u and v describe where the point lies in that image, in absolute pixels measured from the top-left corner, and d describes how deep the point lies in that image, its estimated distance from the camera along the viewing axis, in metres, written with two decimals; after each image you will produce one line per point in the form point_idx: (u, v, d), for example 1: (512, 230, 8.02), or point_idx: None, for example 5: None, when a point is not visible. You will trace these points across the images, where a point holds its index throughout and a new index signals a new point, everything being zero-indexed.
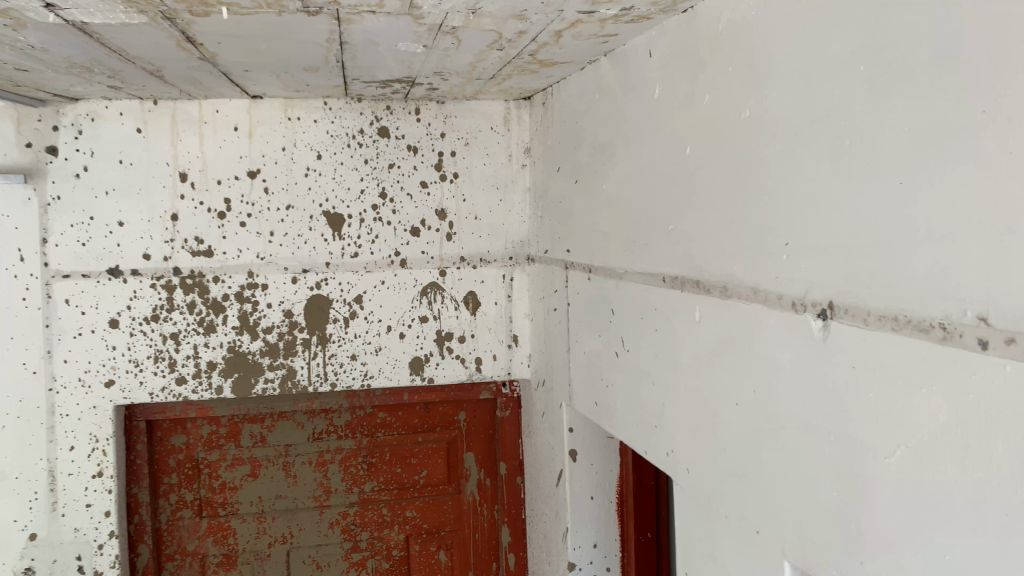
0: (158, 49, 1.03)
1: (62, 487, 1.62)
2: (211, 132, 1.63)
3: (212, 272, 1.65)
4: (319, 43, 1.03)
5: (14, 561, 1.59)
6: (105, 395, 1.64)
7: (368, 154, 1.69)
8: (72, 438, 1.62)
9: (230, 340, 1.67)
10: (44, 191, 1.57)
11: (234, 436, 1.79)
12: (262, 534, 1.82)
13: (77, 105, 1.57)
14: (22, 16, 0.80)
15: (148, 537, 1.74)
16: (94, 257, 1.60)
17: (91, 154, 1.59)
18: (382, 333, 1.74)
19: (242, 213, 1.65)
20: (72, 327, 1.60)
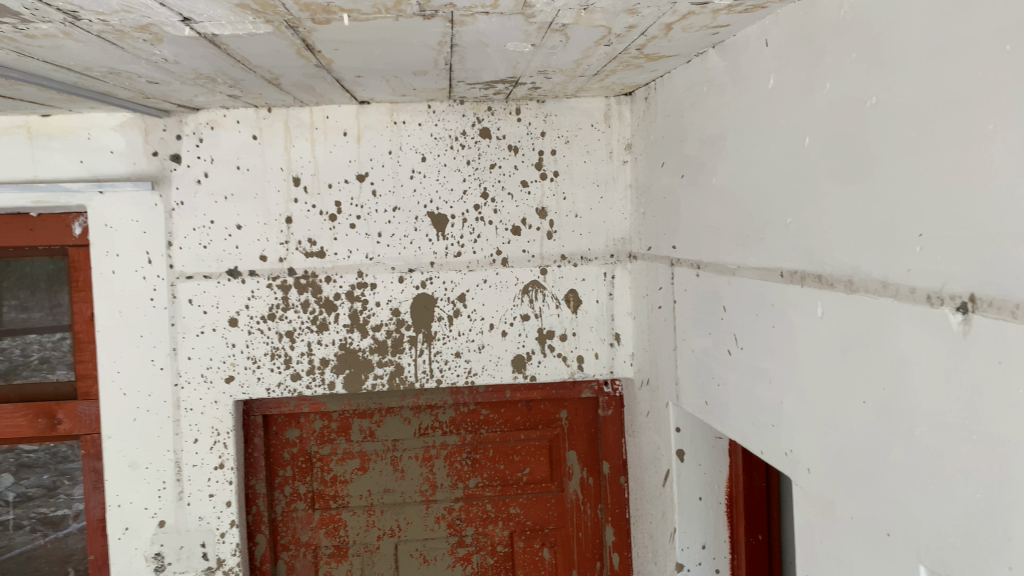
0: (279, 57, 1.07)
1: (188, 477, 1.71)
2: (322, 137, 1.68)
3: (324, 272, 1.71)
4: (431, 46, 1.05)
5: (145, 546, 1.71)
6: (225, 390, 1.72)
7: (471, 155, 1.71)
8: (195, 431, 1.71)
9: (341, 337, 1.73)
10: (168, 197, 1.67)
11: (344, 430, 1.85)
12: (371, 527, 1.87)
13: (198, 114, 1.66)
14: (163, 31, 0.85)
15: (265, 527, 1.82)
16: (215, 259, 1.69)
17: (212, 160, 1.67)
18: (485, 332, 1.75)
19: (351, 215, 1.71)
20: (195, 325, 1.70)
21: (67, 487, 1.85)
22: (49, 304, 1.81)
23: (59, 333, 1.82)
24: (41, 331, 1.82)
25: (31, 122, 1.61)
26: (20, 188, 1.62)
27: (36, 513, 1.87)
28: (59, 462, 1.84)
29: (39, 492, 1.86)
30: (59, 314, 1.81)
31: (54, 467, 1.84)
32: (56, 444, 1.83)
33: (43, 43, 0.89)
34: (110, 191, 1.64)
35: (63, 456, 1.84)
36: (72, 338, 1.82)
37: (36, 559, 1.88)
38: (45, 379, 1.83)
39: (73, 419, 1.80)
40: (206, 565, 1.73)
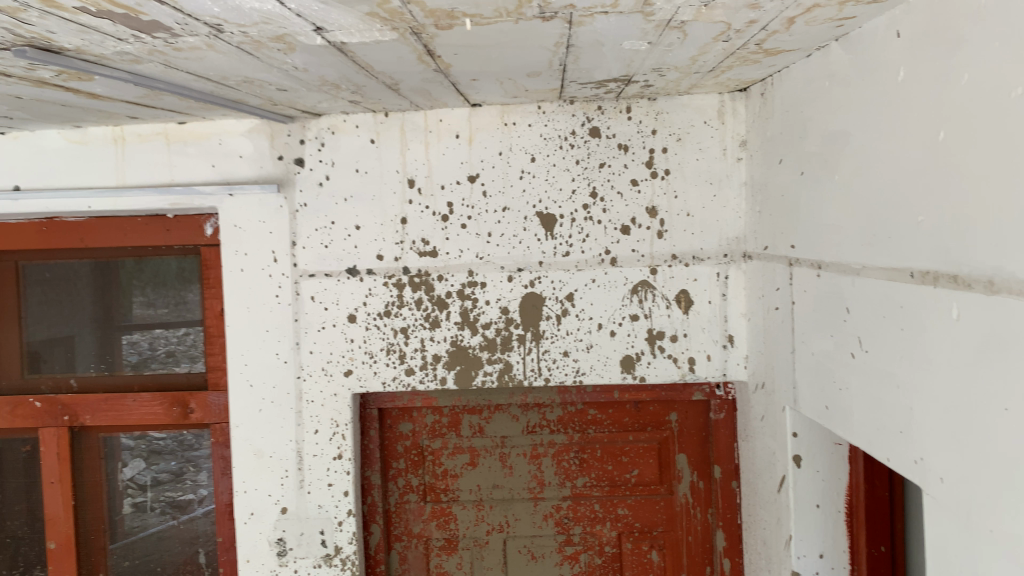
0: (400, 63, 1.10)
1: (308, 466, 1.79)
2: (435, 139, 1.73)
3: (436, 271, 1.75)
4: (548, 47, 1.05)
5: (269, 531, 1.80)
6: (344, 383, 1.78)
7: (580, 154, 1.71)
8: (316, 422, 1.79)
9: (452, 335, 1.76)
10: (292, 199, 1.76)
11: (455, 425, 1.89)
12: (481, 522, 1.90)
13: (320, 120, 1.74)
14: (297, 41, 0.90)
15: (379, 517, 1.88)
16: (335, 258, 1.76)
17: (333, 164, 1.75)
18: (594, 331, 1.74)
19: (463, 216, 1.74)
20: (316, 321, 1.77)
21: (192, 473, 1.98)
22: (175, 299, 1.97)
23: (183, 329, 1.97)
24: (167, 325, 1.97)
25: (169, 130, 1.77)
26: (160, 192, 1.76)
27: (165, 497, 2.01)
28: (185, 449, 1.97)
29: (167, 477, 1.99)
30: (185, 310, 1.97)
31: (181, 454, 1.98)
32: (182, 432, 1.97)
33: (188, 55, 0.95)
34: (239, 194, 1.75)
35: (189, 445, 1.97)
36: (196, 333, 1.97)
37: (166, 539, 2.01)
38: (176, 368, 1.97)
39: (204, 409, 1.91)
40: (324, 552, 1.80)
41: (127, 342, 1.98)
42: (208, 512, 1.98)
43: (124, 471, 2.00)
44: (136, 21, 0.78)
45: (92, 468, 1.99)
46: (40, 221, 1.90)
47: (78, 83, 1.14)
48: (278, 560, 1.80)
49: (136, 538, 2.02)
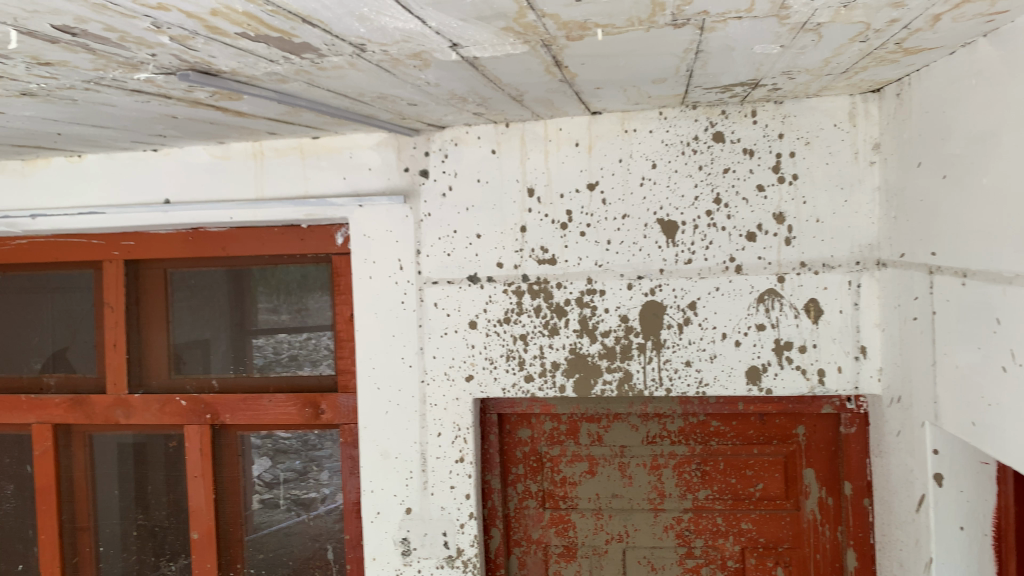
0: (528, 74, 1.12)
1: (431, 468, 1.84)
2: (555, 148, 1.74)
3: (555, 279, 1.76)
4: (676, 54, 1.05)
5: (394, 531, 1.86)
6: (466, 388, 1.82)
7: (703, 160, 1.69)
8: (439, 425, 1.83)
9: (571, 342, 1.76)
10: (417, 209, 1.82)
11: (573, 433, 1.89)
12: (600, 530, 1.90)
13: (444, 132, 1.79)
14: (433, 57, 0.93)
15: (499, 521, 1.91)
16: (458, 265, 1.81)
17: (455, 174, 1.80)
18: (717, 341, 1.71)
19: (582, 223, 1.75)
20: (439, 327, 1.82)
21: (315, 472, 2.08)
22: (297, 306, 2.09)
23: (306, 333, 2.08)
24: (289, 330, 2.09)
25: (303, 144, 1.87)
26: (295, 204, 1.87)
27: (290, 494, 2.11)
28: (309, 449, 2.08)
29: (292, 475, 2.10)
30: (305, 316, 2.08)
31: (305, 453, 2.08)
32: (307, 432, 2.07)
33: (331, 74, 1.00)
34: (368, 205, 1.83)
35: (312, 444, 2.07)
36: (316, 337, 2.08)
37: (292, 535, 2.11)
38: (300, 369, 2.08)
39: (334, 409, 1.99)
40: (447, 553, 1.84)
41: (255, 346, 2.12)
42: (330, 510, 2.08)
43: (252, 468, 2.11)
44: (289, 43, 0.83)
45: (230, 464, 2.11)
46: (187, 231, 2.04)
47: (228, 103, 1.22)
48: (403, 559, 1.86)
49: (264, 533, 2.12)
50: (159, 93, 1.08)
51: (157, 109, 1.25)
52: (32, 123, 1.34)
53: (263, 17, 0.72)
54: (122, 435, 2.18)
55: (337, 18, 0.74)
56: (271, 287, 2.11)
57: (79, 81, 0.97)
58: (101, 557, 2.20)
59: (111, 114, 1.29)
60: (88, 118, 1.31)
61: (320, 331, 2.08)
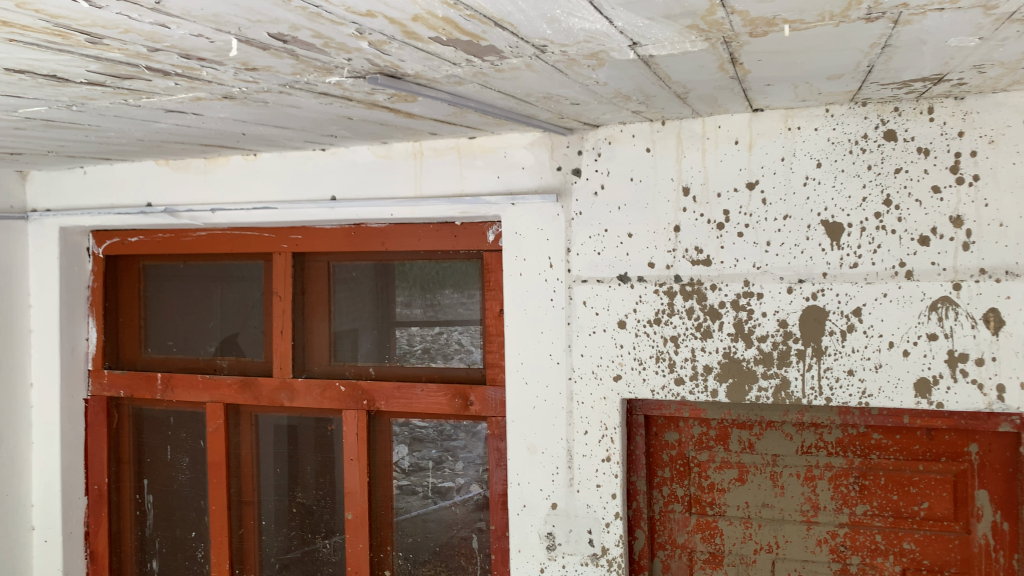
0: (699, 72, 1.11)
1: (577, 466, 1.85)
2: (713, 147, 1.71)
3: (709, 280, 1.72)
4: (861, 49, 1.00)
5: (540, 525, 1.89)
6: (614, 388, 1.81)
7: (872, 159, 1.61)
8: (586, 423, 1.84)
9: (725, 346, 1.72)
10: (569, 208, 1.84)
11: (723, 439, 1.85)
12: (749, 540, 1.85)
13: (598, 131, 1.80)
14: (608, 56, 0.94)
15: (644, 523, 1.90)
16: (608, 265, 1.81)
17: (608, 173, 1.80)
18: (883, 350, 1.62)
19: (739, 224, 1.70)
20: (588, 325, 1.83)
21: (450, 462, 2.15)
22: (431, 301, 2.18)
23: (438, 327, 2.16)
24: (421, 324, 2.18)
25: (460, 144, 1.92)
26: (451, 202, 1.93)
27: (428, 482, 2.18)
28: (444, 438, 2.15)
29: (429, 463, 2.18)
30: (436, 311, 2.17)
31: (440, 443, 2.15)
32: (442, 423, 2.15)
33: (506, 75, 1.03)
34: (521, 203, 1.87)
35: (447, 434, 2.14)
36: (447, 333, 2.16)
37: (429, 522, 2.18)
38: (432, 361, 2.17)
39: (482, 402, 2.04)
40: (592, 551, 1.84)
41: (399, 337, 2.21)
42: (464, 500, 2.14)
43: (393, 455, 2.21)
44: (475, 46, 0.85)
45: (383, 449, 2.21)
46: (350, 226, 2.15)
47: (403, 104, 1.28)
48: (547, 553, 1.88)
49: (404, 518, 2.20)
50: (344, 95, 1.15)
51: (336, 111, 1.33)
52: (224, 124, 1.45)
53: (459, 21, 0.75)
54: (278, 417, 2.32)
55: (528, 21, 0.76)
56: (409, 282, 2.20)
57: (276, 85, 1.05)
58: (263, 530, 2.35)
59: (293, 116, 1.38)
60: (273, 120, 1.40)
61: (451, 326, 2.15)
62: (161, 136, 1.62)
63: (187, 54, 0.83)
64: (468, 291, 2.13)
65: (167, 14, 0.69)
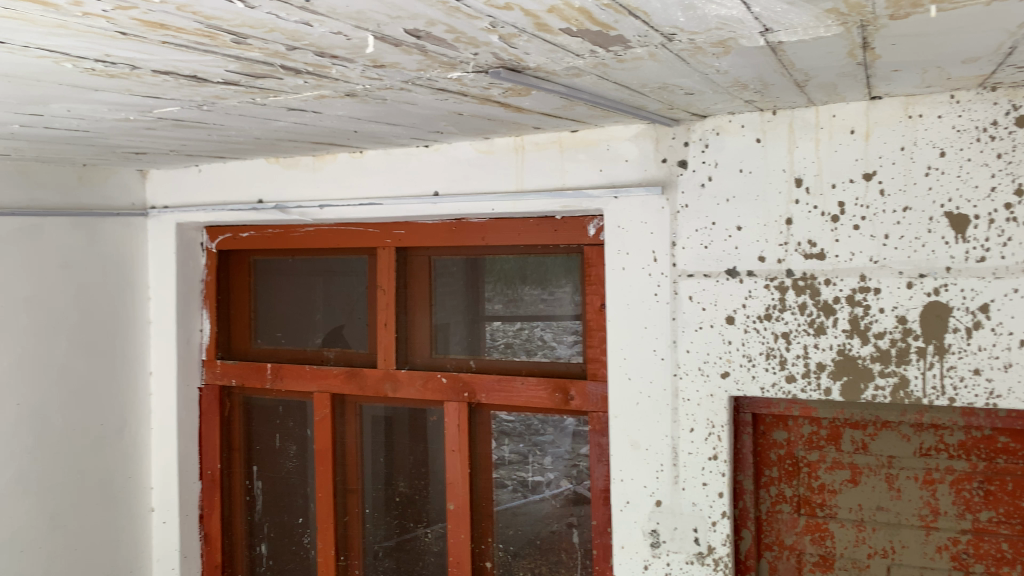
0: (826, 59, 1.07)
1: (683, 463, 1.82)
2: (828, 136, 1.64)
3: (823, 274, 1.67)
4: (1007, 29, 0.95)
5: (644, 522, 1.87)
6: (721, 385, 1.78)
7: (1003, 147, 1.50)
8: (692, 421, 1.81)
9: (839, 343, 1.66)
10: (674, 200, 1.81)
11: (835, 439, 1.79)
12: (861, 543, 1.78)
13: (705, 121, 1.76)
14: (736, 44, 0.92)
15: (750, 523, 1.86)
16: (716, 259, 1.77)
17: (716, 165, 1.76)
18: (1013, 348, 1.52)
19: (855, 216, 1.63)
20: (694, 321, 1.80)
21: (538, 456, 2.17)
22: (512, 297, 2.21)
23: (519, 324, 2.19)
24: (504, 319, 2.21)
25: (562, 138, 1.92)
26: (553, 196, 1.93)
27: (515, 476, 2.21)
28: (531, 433, 2.17)
29: (516, 458, 2.20)
30: (517, 306, 2.20)
31: (528, 437, 2.18)
32: (529, 417, 2.17)
33: (627, 66, 1.02)
34: (624, 196, 1.86)
35: (535, 429, 2.17)
36: (528, 328, 2.19)
37: (517, 516, 2.20)
38: (513, 357, 2.20)
39: (583, 396, 2.02)
40: (697, 549, 1.81)
41: (490, 331, 2.24)
42: (556, 494, 2.15)
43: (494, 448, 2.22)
44: (604, 37, 0.85)
45: (484, 441, 2.23)
46: (450, 221, 2.19)
47: (515, 98, 1.28)
48: (651, 550, 1.87)
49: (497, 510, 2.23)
50: (461, 90, 1.16)
51: (450, 106, 1.34)
52: (340, 121, 1.49)
53: (593, 10, 0.74)
54: (375, 407, 2.39)
55: (664, 9, 0.75)
56: (497, 278, 2.23)
57: (399, 81, 1.07)
58: (367, 518, 2.41)
59: (407, 112, 1.40)
60: (387, 116, 1.43)
61: (533, 323, 2.17)
62: (278, 134, 1.68)
63: (322, 51, 0.86)
64: (559, 288, 2.13)
65: (314, 12, 0.71)
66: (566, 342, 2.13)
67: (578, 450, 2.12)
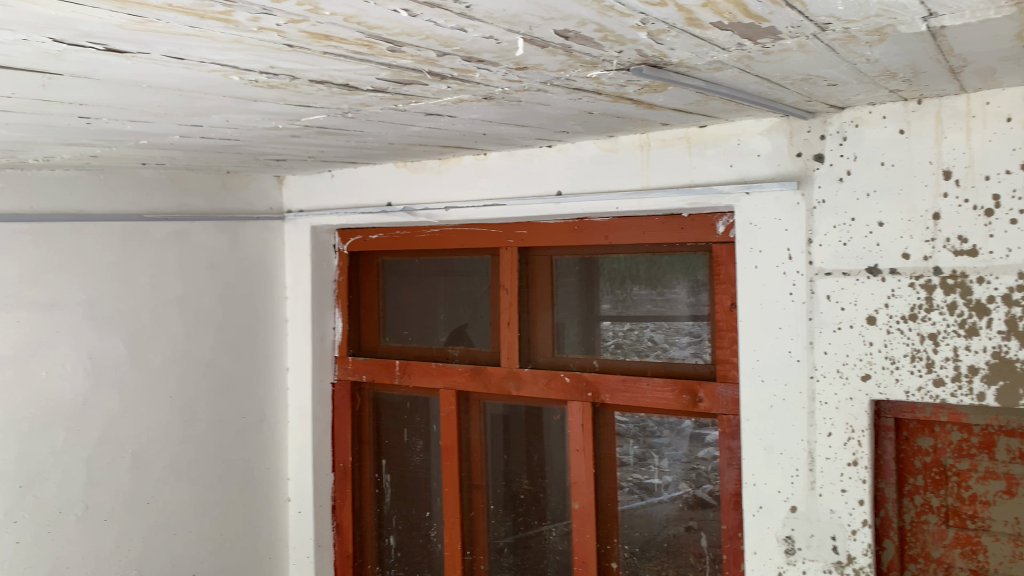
0: (990, 43, 1.01)
1: (820, 469, 1.75)
2: (980, 125, 1.53)
3: (976, 272, 1.55)
4: None
5: (778, 528, 1.82)
6: (862, 388, 1.70)
7: None
8: (829, 425, 1.74)
9: (994, 345, 1.55)
10: (810, 196, 1.75)
11: (988, 447, 1.67)
12: (1019, 560, 1.65)
13: (843, 113, 1.69)
14: (894, 31, 0.87)
15: (893, 533, 1.76)
16: (855, 256, 1.69)
17: (855, 158, 1.69)
18: None
19: (1013, 209, 1.51)
20: (832, 321, 1.73)
21: (655, 458, 2.16)
22: (621, 297, 2.21)
23: (629, 324, 2.19)
24: (613, 320, 2.22)
25: (690, 134, 1.89)
26: (681, 193, 1.91)
27: (631, 478, 2.20)
28: (647, 435, 2.16)
29: (629, 461, 2.20)
30: (622, 307, 2.21)
31: (643, 439, 2.17)
32: (644, 418, 2.16)
33: (772, 58, 0.99)
34: (757, 192, 1.81)
35: (651, 431, 2.16)
36: (637, 329, 2.18)
37: (637, 517, 2.19)
38: (623, 357, 2.20)
39: (712, 399, 1.99)
40: (836, 558, 1.74)
41: (605, 330, 2.23)
42: (674, 498, 2.13)
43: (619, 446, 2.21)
44: (755, 29, 0.83)
45: (608, 441, 2.23)
46: (573, 221, 2.19)
47: (649, 96, 1.27)
48: (786, 557, 1.81)
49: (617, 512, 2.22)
50: (596, 89, 1.16)
51: (582, 106, 1.34)
52: (472, 124, 1.51)
53: (750, 3, 0.73)
54: (495, 405, 2.43)
55: None
56: (614, 279, 2.22)
57: (537, 82, 1.08)
58: (492, 514, 2.45)
59: (538, 113, 1.41)
60: (518, 118, 1.45)
61: (643, 324, 2.17)
62: (410, 138, 1.73)
63: (470, 56, 0.88)
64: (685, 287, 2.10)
65: (471, 18, 0.73)
66: (679, 343, 2.11)
67: (696, 453, 2.09)
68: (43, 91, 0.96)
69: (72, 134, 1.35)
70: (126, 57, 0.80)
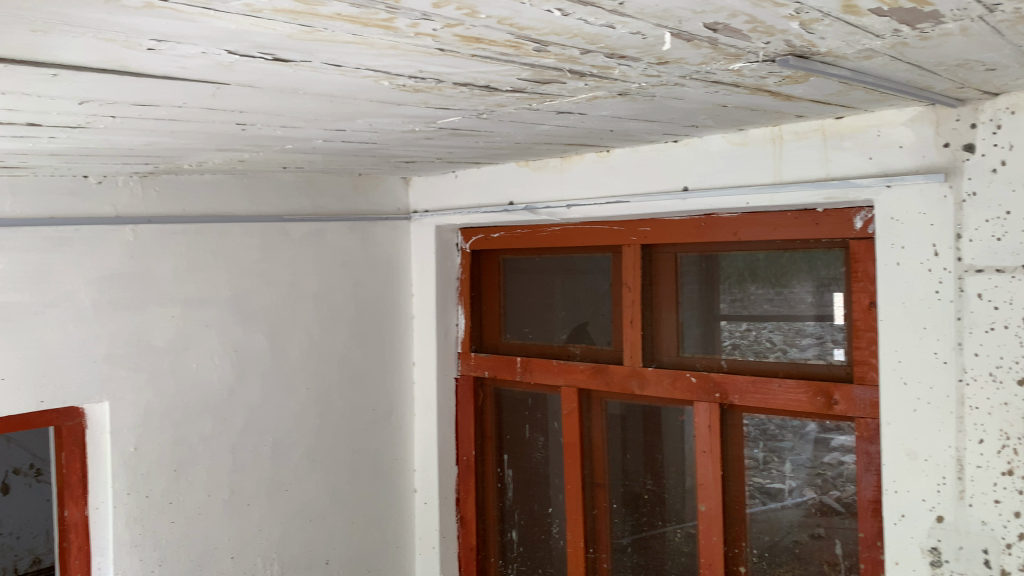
0: None
1: (970, 477, 1.65)
2: None
3: None
4: None
5: (923, 538, 1.74)
6: (1018, 393, 1.56)
7: None
8: (981, 431, 1.63)
9: None
10: (959, 187, 1.64)
11: None
12: None
13: (996, 100, 1.55)
14: None
15: None
16: (1011, 252, 1.56)
17: (1011, 147, 1.55)
18: None
19: None
20: (984, 321, 1.61)
21: (777, 463, 2.09)
22: (739, 297, 2.16)
23: (746, 324, 2.14)
24: (731, 319, 2.17)
25: (826, 126, 1.81)
26: (816, 186, 1.84)
27: (754, 481, 2.14)
28: (768, 438, 2.11)
29: (752, 463, 2.15)
30: (737, 307, 2.16)
31: (764, 443, 2.12)
32: (767, 421, 2.11)
33: (929, 44, 0.95)
34: (898, 185, 1.73)
35: (772, 434, 2.10)
36: (756, 330, 2.13)
37: (761, 522, 2.13)
38: (745, 357, 2.15)
39: (849, 401, 1.91)
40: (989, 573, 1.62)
41: (727, 330, 2.18)
42: (797, 504, 2.06)
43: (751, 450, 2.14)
44: (915, 13, 0.79)
45: (735, 443, 2.17)
46: (699, 217, 2.15)
47: (788, 87, 1.23)
48: (932, 569, 1.72)
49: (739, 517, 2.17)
50: (735, 82, 1.14)
51: (716, 99, 1.32)
52: (601, 121, 1.51)
53: None
54: (614, 404, 2.43)
55: None
56: (737, 278, 2.16)
57: (676, 77, 1.07)
58: (614, 513, 2.44)
59: (670, 108, 1.40)
60: (649, 113, 1.44)
61: (762, 324, 2.11)
62: (538, 137, 1.75)
63: (613, 53, 0.88)
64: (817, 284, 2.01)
65: (622, 15, 0.73)
66: (799, 345, 2.04)
67: (821, 458, 2.02)
68: (212, 100, 1.03)
69: (227, 140, 1.44)
70: (290, 66, 0.85)
